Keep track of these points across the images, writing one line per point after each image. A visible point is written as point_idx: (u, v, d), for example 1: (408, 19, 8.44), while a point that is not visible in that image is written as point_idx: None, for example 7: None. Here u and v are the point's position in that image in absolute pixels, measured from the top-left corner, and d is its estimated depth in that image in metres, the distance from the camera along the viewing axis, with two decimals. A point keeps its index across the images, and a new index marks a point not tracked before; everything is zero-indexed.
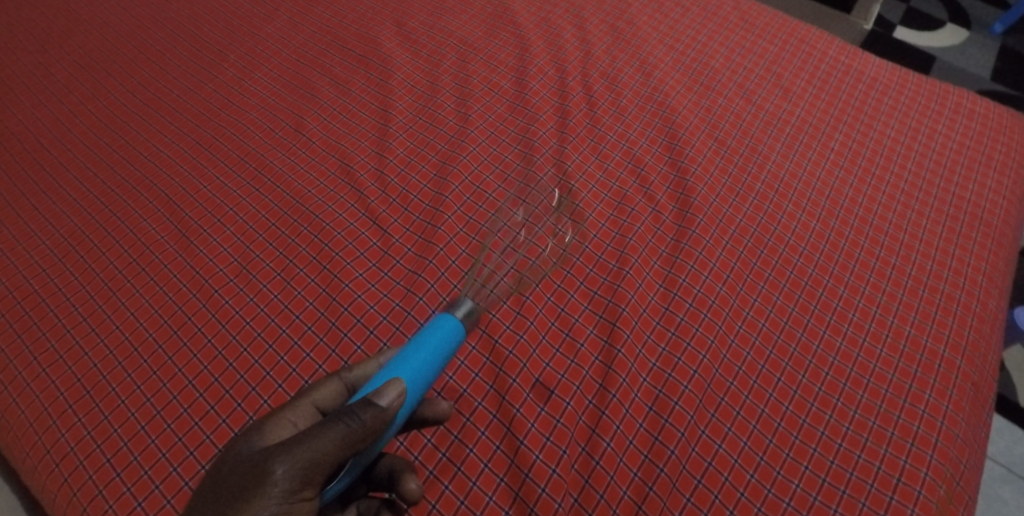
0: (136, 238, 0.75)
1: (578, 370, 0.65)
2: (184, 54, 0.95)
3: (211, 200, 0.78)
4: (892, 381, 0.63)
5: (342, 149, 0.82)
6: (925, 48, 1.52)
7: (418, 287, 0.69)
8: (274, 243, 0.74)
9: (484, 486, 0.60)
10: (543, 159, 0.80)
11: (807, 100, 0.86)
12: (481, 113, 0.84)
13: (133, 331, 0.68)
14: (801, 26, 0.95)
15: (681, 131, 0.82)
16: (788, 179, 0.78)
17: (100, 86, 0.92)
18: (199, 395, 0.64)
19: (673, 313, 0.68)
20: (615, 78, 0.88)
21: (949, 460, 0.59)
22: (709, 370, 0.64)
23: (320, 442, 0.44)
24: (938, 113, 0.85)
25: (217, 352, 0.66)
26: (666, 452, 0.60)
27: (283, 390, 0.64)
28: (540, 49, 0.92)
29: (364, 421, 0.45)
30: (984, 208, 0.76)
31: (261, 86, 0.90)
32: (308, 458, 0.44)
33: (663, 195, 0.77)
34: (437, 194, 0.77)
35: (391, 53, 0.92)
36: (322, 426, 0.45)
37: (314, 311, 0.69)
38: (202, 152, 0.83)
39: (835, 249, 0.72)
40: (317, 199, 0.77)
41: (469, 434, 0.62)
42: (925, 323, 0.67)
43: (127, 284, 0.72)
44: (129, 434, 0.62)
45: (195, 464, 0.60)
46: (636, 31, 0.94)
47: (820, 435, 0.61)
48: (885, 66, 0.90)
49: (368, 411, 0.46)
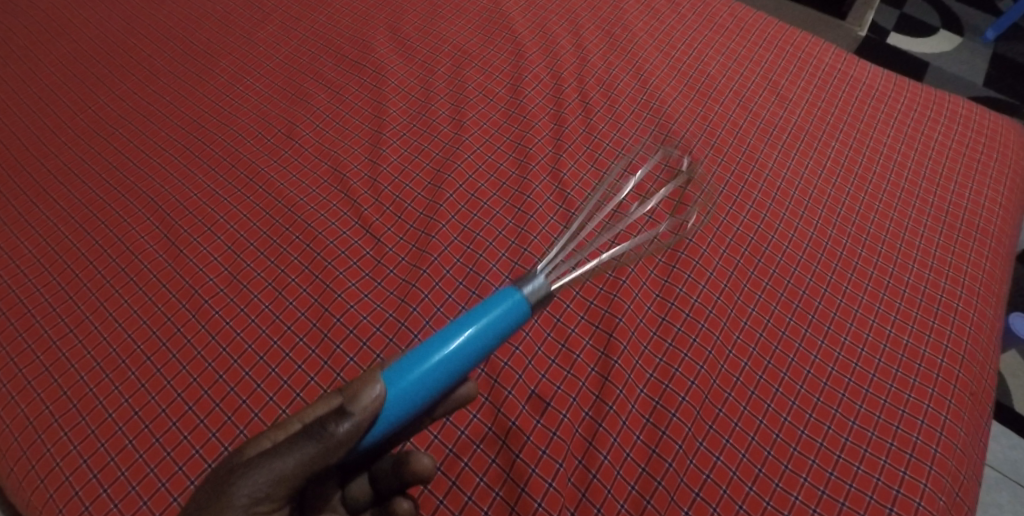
0: (124, 246, 0.74)
1: (575, 382, 0.64)
2: (175, 59, 0.93)
3: (202, 208, 0.77)
4: (891, 391, 0.63)
5: (335, 156, 0.81)
6: (918, 55, 1.53)
7: (412, 296, 0.68)
8: (265, 252, 0.73)
9: (479, 500, 0.59)
10: (538, 167, 0.79)
11: (803, 108, 0.86)
12: (476, 120, 0.84)
13: (120, 343, 0.67)
14: (797, 33, 0.95)
15: (677, 139, 0.81)
16: (785, 187, 0.78)
17: (89, 91, 0.90)
18: (189, 408, 0.63)
19: (670, 323, 0.67)
20: (611, 85, 0.87)
21: (948, 471, 0.59)
22: (707, 381, 0.63)
23: (285, 460, 0.42)
24: (933, 121, 0.85)
25: (206, 364, 0.65)
26: (664, 465, 0.59)
27: (275, 403, 0.62)
28: (536, 55, 0.91)
29: (336, 437, 0.42)
30: (980, 216, 0.76)
31: (253, 91, 0.89)
32: (271, 477, 0.42)
33: (660, 204, 0.76)
34: (431, 202, 0.76)
35: (385, 59, 0.91)
36: (289, 447, 0.42)
37: (306, 322, 0.67)
38: (192, 159, 0.82)
39: (832, 259, 0.72)
40: (309, 207, 0.76)
41: (464, 447, 0.61)
42: (923, 332, 0.67)
43: (115, 293, 0.71)
44: (116, 449, 0.61)
45: (184, 479, 0.58)
46: (632, 38, 0.93)
47: (819, 446, 0.60)
48: (881, 74, 0.90)
49: (341, 424, 0.41)
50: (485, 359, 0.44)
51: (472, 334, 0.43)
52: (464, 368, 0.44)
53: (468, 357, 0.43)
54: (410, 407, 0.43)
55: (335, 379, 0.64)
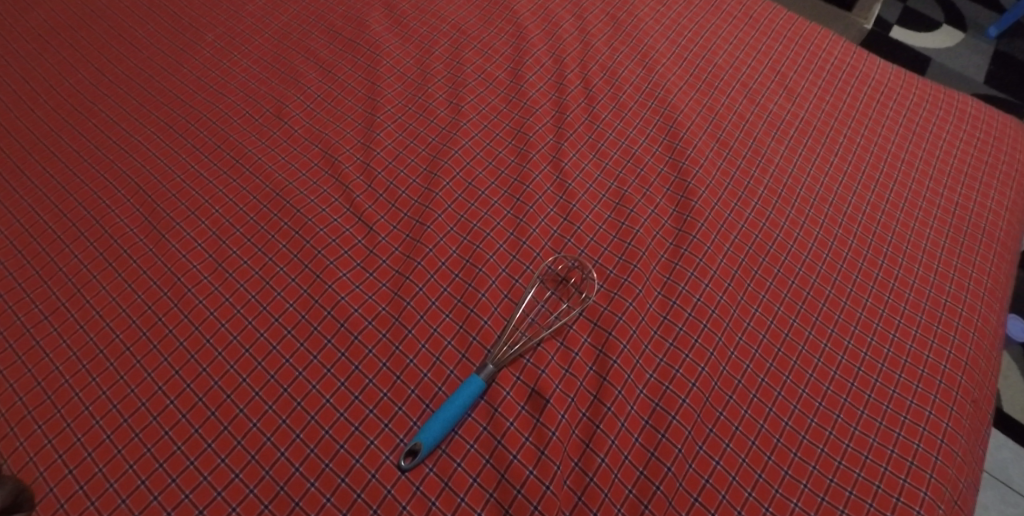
0: (102, 230, 0.70)
1: (573, 381, 0.61)
2: (159, 31, 0.89)
3: (186, 192, 0.73)
4: (893, 397, 0.61)
5: (326, 138, 0.77)
6: (920, 49, 1.51)
7: (406, 290, 0.65)
8: (251, 238, 0.70)
9: (473, 502, 0.55)
10: (539, 156, 0.76)
11: (811, 102, 0.83)
12: (474, 104, 0.81)
13: (97, 332, 0.63)
14: (806, 24, 0.92)
15: (682, 130, 0.79)
16: (791, 184, 0.76)
17: (66, 64, 0.86)
18: (170, 402, 0.59)
19: (672, 322, 0.65)
20: (615, 72, 0.85)
21: (948, 479, 0.58)
22: (708, 384, 0.61)
23: None
24: (943, 119, 0.84)
25: (189, 356, 0.62)
26: (663, 470, 0.57)
27: (261, 399, 0.59)
28: (538, 39, 0.88)
29: None
30: (986, 218, 0.75)
31: (241, 68, 0.85)
32: None
33: (663, 198, 0.74)
34: (427, 190, 0.73)
35: (379, 38, 0.88)
36: None
37: (295, 313, 0.64)
38: (175, 137, 0.78)
39: (838, 258, 0.70)
40: (299, 192, 0.73)
41: (458, 448, 0.58)
42: (926, 338, 0.65)
43: (93, 280, 0.67)
44: (93, 444, 0.57)
45: (165, 476, 0.55)
46: (637, 23, 0.90)
47: (820, 452, 0.58)
48: (889, 70, 0.88)
49: None
50: (483, 394, 0.59)
51: (488, 371, 0.60)
52: (474, 398, 0.58)
53: (474, 391, 0.58)
54: (451, 419, 0.57)
55: (325, 375, 0.61)
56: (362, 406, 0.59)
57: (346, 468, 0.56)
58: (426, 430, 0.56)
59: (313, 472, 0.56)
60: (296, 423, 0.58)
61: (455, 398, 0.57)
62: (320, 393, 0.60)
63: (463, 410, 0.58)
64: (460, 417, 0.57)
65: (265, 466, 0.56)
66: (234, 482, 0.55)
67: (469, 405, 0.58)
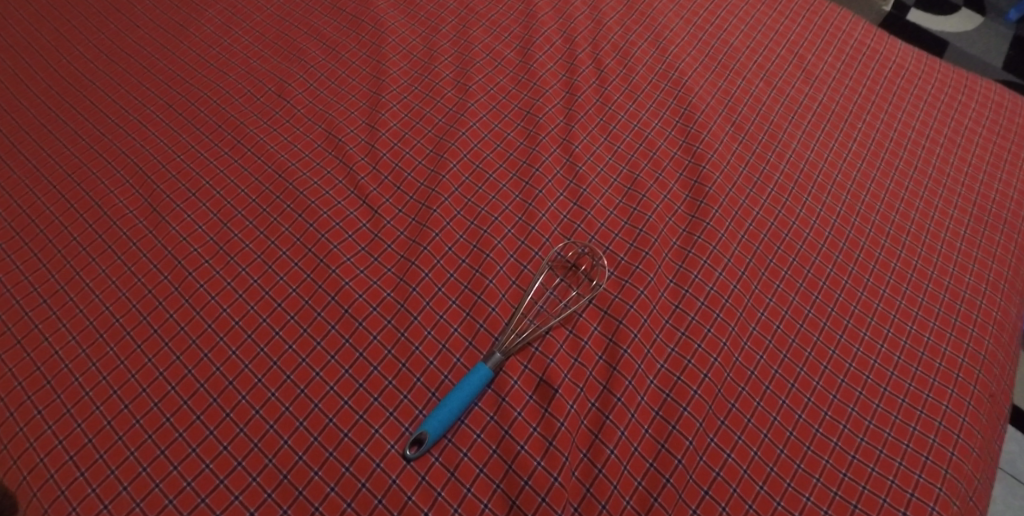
0: (101, 211, 0.69)
1: (582, 371, 0.60)
2: (158, 7, 0.87)
3: (187, 172, 0.71)
4: (909, 391, 0.60)
5: (330, 118, 0.75)
6: (937, 33, 1.47)
7: (412, 276, 0.64)
8: (253, 221, 0.68)
9: (479, 493, 0.54)
10: (548, 138, 0.74)
11: (830, 85, 0.81)
12: (482, 85, 0.78)
13: (97, 316, 0.62)
14: (826, 4, 0.89)
15: (696, 113, 0.76)
16: (808, 170, 0.73)
17: (63, 40, 0.84)
18: (171, 388, 0.58)
19: (684, 311, 0.63)
20: (628, 52, 0.82)
21: (964, 475, 0.56)
22: (720, 374, 0.60)
23: None
24: (965, 105, 0.81)
25: (190, 340, 0.60)
26: (673, 462, 0.56)
27: (263, 386, 0.58)
28: (548, 17, 0.86)
29: None
30: (1008, 208, 0.73)
31: (242, 45, 0.83)
32: None
33: (676, 183, 0.72)
34: (433, 172, 0.71)
35: (385, 15, 0.85)
36: None
37: (298, 298, 0.63)
38: (175, 116, 0.76)
39: (854, 247, 0.68)
40: (302, 173, 0.71)
41: (464, 438, 0.56)
42: (944, 330, 0.64)
43: (92, 262, 0.65)
44: (93, 430, 0.56)
45: (166, 464, 0.54)
46: (651, 2, 0.87)
47: (834, 446, 0.57)
48: (911, 53, 0.86)
49: None
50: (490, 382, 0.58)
51: (496, 358, 0.58)
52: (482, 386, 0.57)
53: (482, 379, 0.57)
54: (458, 407, 0.55)
55: (329, 362, 0.59)
56: (367, 394, 0.58)
57: (351, 457, 0.55)
58: (432, 419, 0.55)
59: (316, 461, 0.55)
60: (299, 410, 0.57)
61: (463, 386, 0.56)
62: (323, 381, 0.58)
63: (470, 399, 0.57)
64: (468, 404, 0.56)
65: (268, 454, 0.55)
66: (236, 469, 0.54)
67: (477, 393, 0.57)
